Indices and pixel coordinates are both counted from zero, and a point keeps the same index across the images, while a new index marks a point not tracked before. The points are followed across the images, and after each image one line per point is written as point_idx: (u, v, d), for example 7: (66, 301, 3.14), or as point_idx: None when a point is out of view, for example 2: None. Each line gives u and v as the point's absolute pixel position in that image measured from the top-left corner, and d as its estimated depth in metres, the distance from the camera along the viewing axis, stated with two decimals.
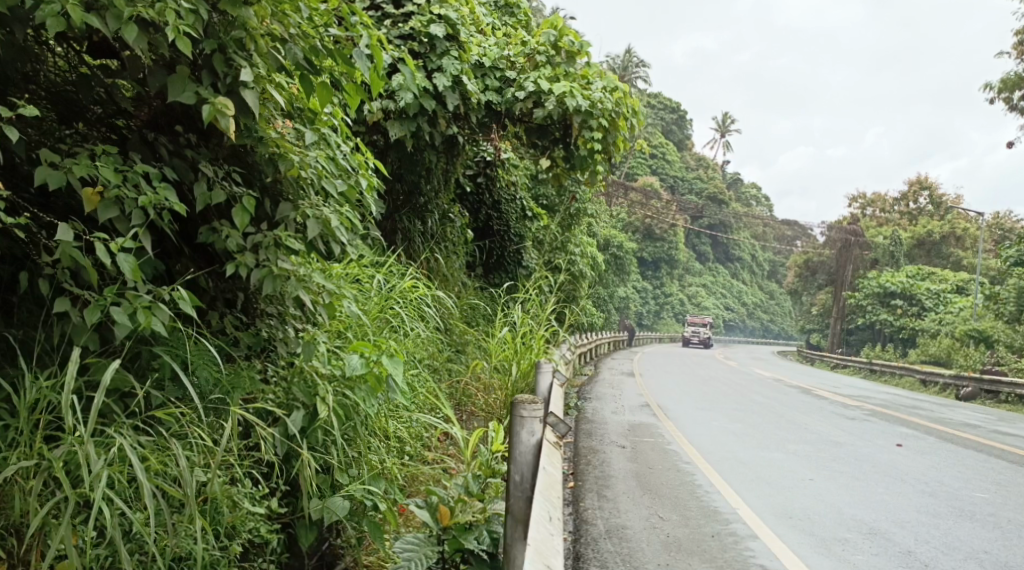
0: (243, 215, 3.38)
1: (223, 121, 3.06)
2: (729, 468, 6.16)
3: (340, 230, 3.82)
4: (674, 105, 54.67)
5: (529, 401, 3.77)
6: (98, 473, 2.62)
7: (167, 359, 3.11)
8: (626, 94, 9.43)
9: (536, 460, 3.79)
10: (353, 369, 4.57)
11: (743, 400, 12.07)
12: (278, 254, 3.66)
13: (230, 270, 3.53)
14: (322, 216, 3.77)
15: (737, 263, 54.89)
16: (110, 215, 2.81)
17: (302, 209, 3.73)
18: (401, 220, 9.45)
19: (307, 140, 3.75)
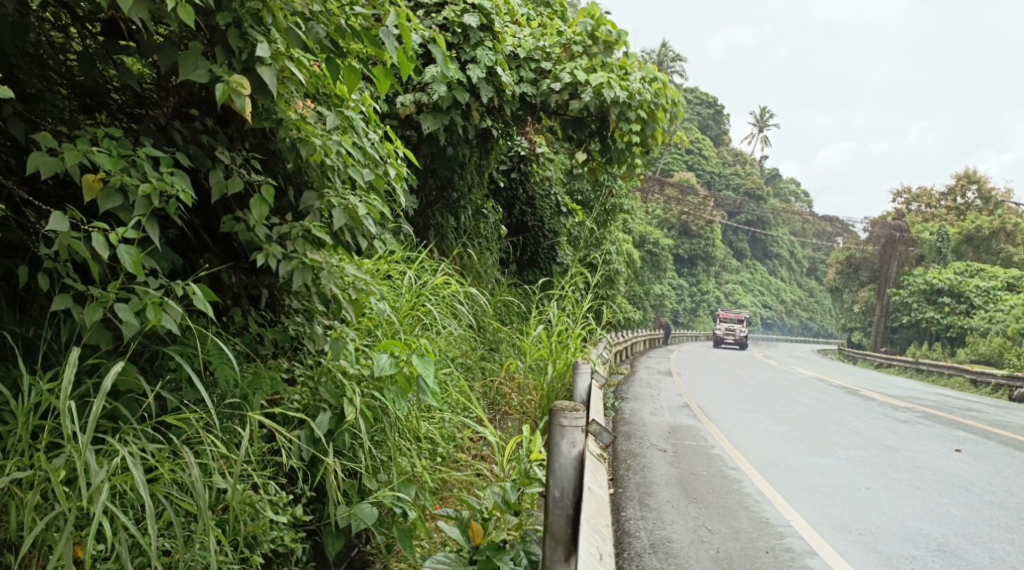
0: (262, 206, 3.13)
1: (237, 102, 2.87)
2: (779, 475, 5.86)
3: (368, 220, 3.60)
4: (711, 100, 54.01)
5: (569, 409, 3.51)
6: (98, 485, 2.42)
7: (179, 359, 2.91)
8: (666, 85, 9.11)
9: (579, 472, 3.52)
10: (382, 369, 4.37)
11: (787, 401, 11.70)
12: (303, 245, 3.44)
13: (259, 262, 3.28)
14: (351, 206, 3.56)
15: (775, 260, 54.08)
16: (112, 205, 2.67)
17: (329, 198, 3.52)
18: (433, 216, 9.25)
19: (331, 123, 3.49)
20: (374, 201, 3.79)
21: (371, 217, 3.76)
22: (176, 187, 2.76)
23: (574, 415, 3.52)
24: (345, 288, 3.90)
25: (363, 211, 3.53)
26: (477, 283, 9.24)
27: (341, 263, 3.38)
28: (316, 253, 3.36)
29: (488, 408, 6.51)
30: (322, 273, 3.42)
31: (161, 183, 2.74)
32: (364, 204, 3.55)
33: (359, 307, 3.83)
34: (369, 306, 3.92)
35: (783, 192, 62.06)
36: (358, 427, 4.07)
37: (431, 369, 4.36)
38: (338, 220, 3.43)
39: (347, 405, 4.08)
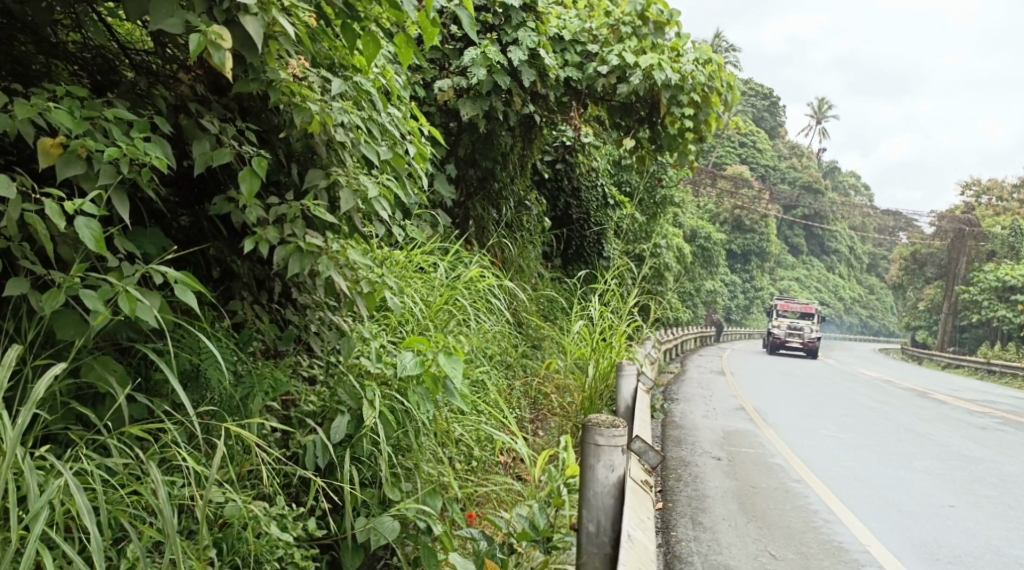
0: (253, 180, 2.73)
1: (217, 57, 2.53)
2: (856, 501, 5.35)
3: (381, 201, 3.19)
4: (766, 92, 52.88)
5: (607, 430, 3.22)
6: (35, 513, 2.09)
7: (156, 356, 2.53)
8: (721, 67, 8.57)
9: (617, 497, 3.30)
10: (406, 369, 3.97)
11: (850, 404, 11.07)
12: (305, 227, 3.05)
13: (248, 246, 2.91)
14: (361, 186, 3.18)
15: (832, 256, 52.62)
16: (71, 171, 2.37)
17: (336, 176, 3.14)
18: (475, 207, 8.73)
19: (334, 89, 3.09)
20: (388, 181, 3.40)
21: (384, 198, 3.34)
22: (149, 154, 2.45)
23: (613, 434, 3.25)
24: (356, 279, 3.52)
25: (375, 192, 3.15)
26: (520, 277, 8.80)
27: (350, 254, 3.05)
28: (323, 241, 3.03)
29: (528, 409, 6.07)
30: (326, 258, 3.01)
31: (132, 150, 2.44)
32: (382, 186, 3.20)
33: (374, 301, 3.46)
34: (387, 299, 3.54)
35: (841, 187, 60.41)
36: (378, 432, 3.73)
37: (461, 368, 3.94)
38: (346, 199, 3.06)
39: (366, 407, 3.76)
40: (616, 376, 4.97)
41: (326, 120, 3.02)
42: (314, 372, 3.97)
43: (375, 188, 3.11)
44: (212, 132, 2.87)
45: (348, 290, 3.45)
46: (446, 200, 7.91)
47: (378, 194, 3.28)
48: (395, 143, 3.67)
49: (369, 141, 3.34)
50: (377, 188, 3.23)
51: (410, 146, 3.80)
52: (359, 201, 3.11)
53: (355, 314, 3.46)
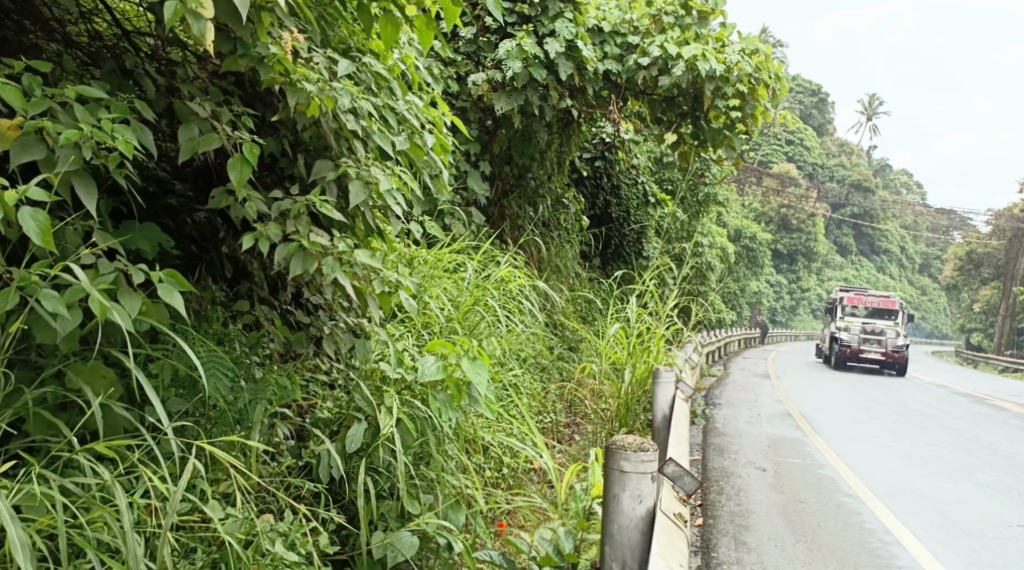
0: (244, 169, 2.60)
1: (196, 27, 2.36)
2: (917, 522, 5.05)
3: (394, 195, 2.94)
4: (814, 89, 51.86)
5: (634, 454, 2.98)
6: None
7: (127, 362, 2.36)
8: (768, 57, 8.19)
9: (646, 532, 3.05)
10: (427, 374, 3.74)
11: (903, 411, 10.60)
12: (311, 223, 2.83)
13: (246, 243, 2.70)
14: (372, 177, 2.95)
15: (883, 256, 51.31)
16: (29, 156, 2.35)
17: (345, 166, 2.92)
18: (509, 206, 8.45)
19: (340, 70, 2.86)
20: (403, 173, 3.16)
21: (399, 190, 3.10)
22: (115, 138, 2.42)
23: (641, 460, 3.01)
24: (369, 279, 3.29)
25: (389, 184, 2.92)
26: (555, 277, 8.54)
27: (357, 253, 2.83)
28: (330, 237, 2.82)
29: (560, 414, 5.83)
30: (332, 258, 2.76)
31: (97, 133, 2.40)
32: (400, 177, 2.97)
33: (389, 301, 3.24)
34: (404, 300, 3.32)
35: (891, 186, 59.00)
36: (396, 444, 3.50)
37: (485, 374, 3.73)
38: (357, 190, 2.84)
39: (383, 415, 3.54)
40: (653, 384, 4.70)
41: (328, 102, 2.80)
42: (331, 377, 3.76)
43: (390, 180, 2.89)
44: (204, 118, 2.73)
45: (362, 291, 3.24)
46: (480, 198, 7.67)
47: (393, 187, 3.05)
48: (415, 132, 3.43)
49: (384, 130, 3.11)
50: (391, 180, 3.00)
51: (431, 136, 3.56)
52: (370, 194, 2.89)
53: (369, 318, 3.24)
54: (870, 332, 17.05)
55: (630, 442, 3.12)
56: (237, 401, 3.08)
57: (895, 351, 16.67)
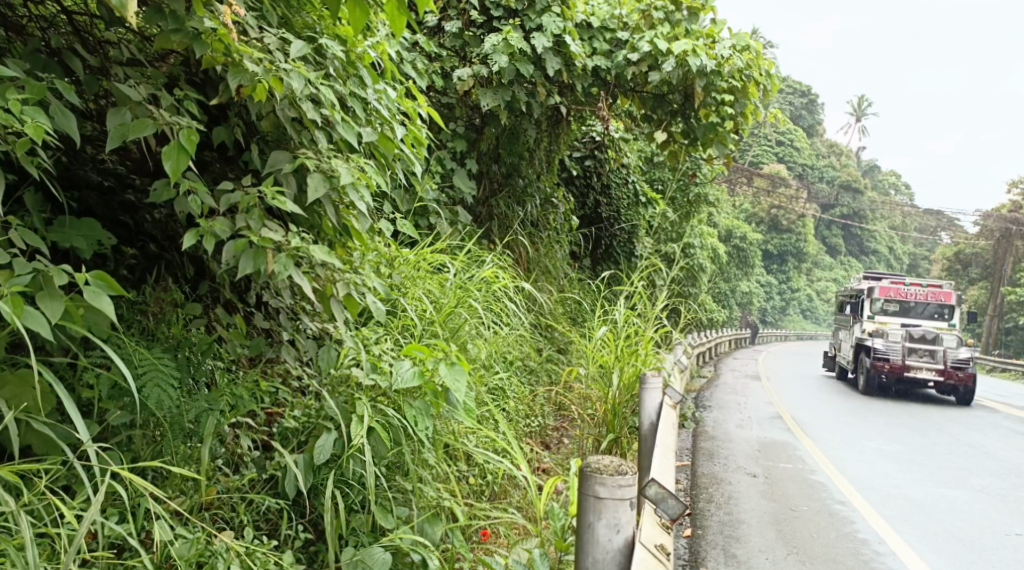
0: (180, 157, 2.60)
1: None
2: (912, 532, 4.87)
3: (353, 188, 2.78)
4: (805, 90, 51.88)
5: (610, 479, 2.78)
6: None
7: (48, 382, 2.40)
8: (759, 53, 8.02)
9: (623, 564, 2.86)
10: (402, 380, 3.55)
11: (897, 414, 10.43)
12: (263, 218, 2.69)
13: (190, 241, 2.58)
14: (332, 169, 2.80)
15: (873, 257, 51.31)
16: None
17: (302, 158, 2.77)
18: (498, 206, 8.21)
19: (295, 51, 2.74)
20: (370, 166, 3.00)
21: (361, 182, 2.94)
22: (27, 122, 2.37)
23: (619, 485, 2.80)
24: (334, 279, 3.11)
25: (351, 177, 2.76)
26: (545, 278, 8.33)
27: (315, 252, 2.66)
28: (285, 236, 2.68)
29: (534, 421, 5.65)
30: (283, 255, 2.62)
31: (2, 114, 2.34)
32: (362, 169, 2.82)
33: (356, 302, 3.07)
34: (372, 302, 3.15)
35: (881, 187, 58.98)
36: (367, 456, 3.30)
37: (463, 381, 3.55)
38: (314, 183, 2.69)
39: (354, 424, 3.35)
40: (640, 390, 4.50)
41: (274, 85, 2.68)
42: (300, 383, 3.58)
43: (351, 173, 2.73)
44: (137, 103, 2.66)
45: (325, 292, 3.07)
46: (466, 197, 7.48)
47: (357, 180, 2.90)
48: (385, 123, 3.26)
49: (347, 119, 2.97)
50: (354, 173, 2.84)
51: (404, 127, 3.39)
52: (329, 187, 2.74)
53: (335, 319, 3.07)
54: (914, 338, 12.68)
55: (605, 465, 2.92)
56: (185, 414, 2.99)
57: (953, 368, 12.02)
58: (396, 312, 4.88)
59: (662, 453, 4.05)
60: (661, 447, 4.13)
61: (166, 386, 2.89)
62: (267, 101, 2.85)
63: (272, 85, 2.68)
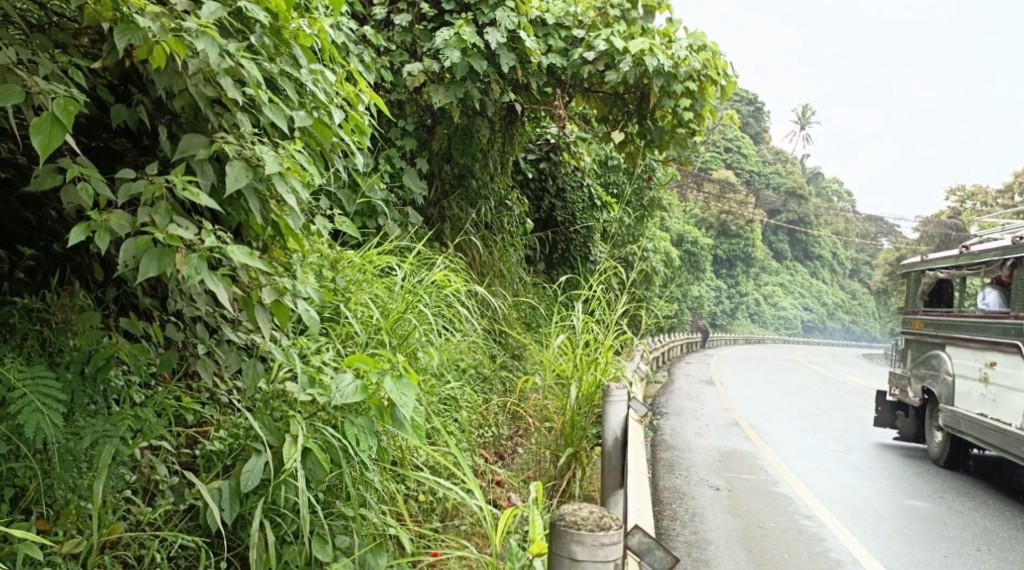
0: (55, 135, 2.37)
1: None
2: (882, 548, 4.63)
3: (279, 180, 2.52)
4: (752, 97, 52.51)
5: (590, 538, 2.48)
6: None
7: None
8: (715, 54, 7.79)
9: None
10: (343, 395, 3.22)
11: (852, 419, 10.35)
12: (169, 215, 2.42)
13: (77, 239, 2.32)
14: (255, 157, 2.55)
15: (817, 262, 52.19)
16: None
17: (220, 144, 2.51)
18: (450, 207, 7.88)
19: (207, 13, 2.50)
20: (303, 155, 2.71)
21: (291, 170, 2.67)
22: None
23: (599, 544, 2.50)
24: (257, 286, 2.81)
25: (277, 167, 2.50)
26: (500, 282, 7.98)
27: (236, 254, 2.41)
28: (201, 236, 2.43)
29: (482, 433, 5.38)
30: (188, 258, 2.36)
31: None
32: (290, 158, 2.59)
33: (289, 309, 2.77)
34: (305, 311, 2.84)
35: (825, 191, 59.78)
36: (301, 482, 2.96)
37: (412, 397, 3.27)
38: (235, 173, 2.45)
39: (286, 446, 3.02)
40: (602, 403, 4.19)
41: (177, 49, 2.41)
42: (228, 397, 3.27)
43: (279, 162, 2.48)
44: (9, 70, 2.42)
45: (251, 298, 2.77)
46: (417, 198, 7.15)
47: (287, 171, 2.63)
48: (321, 108, 2.98)
49: (275, 102, 2.70)
50: (281, 161, 2.58)
51: (343, 113, 3.11)
52: (253, 179, 2.50)
53: (262, 327, 2.78)
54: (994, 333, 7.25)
55: (589, 516, 2.61)
56: (81, 442, 2.73)
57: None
58: (340, 318, 4.55)
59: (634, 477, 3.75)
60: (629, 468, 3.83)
61: (56, 420, 2.65)
62: (179, 76, 2.56)
63: (173, 46, 2.40)
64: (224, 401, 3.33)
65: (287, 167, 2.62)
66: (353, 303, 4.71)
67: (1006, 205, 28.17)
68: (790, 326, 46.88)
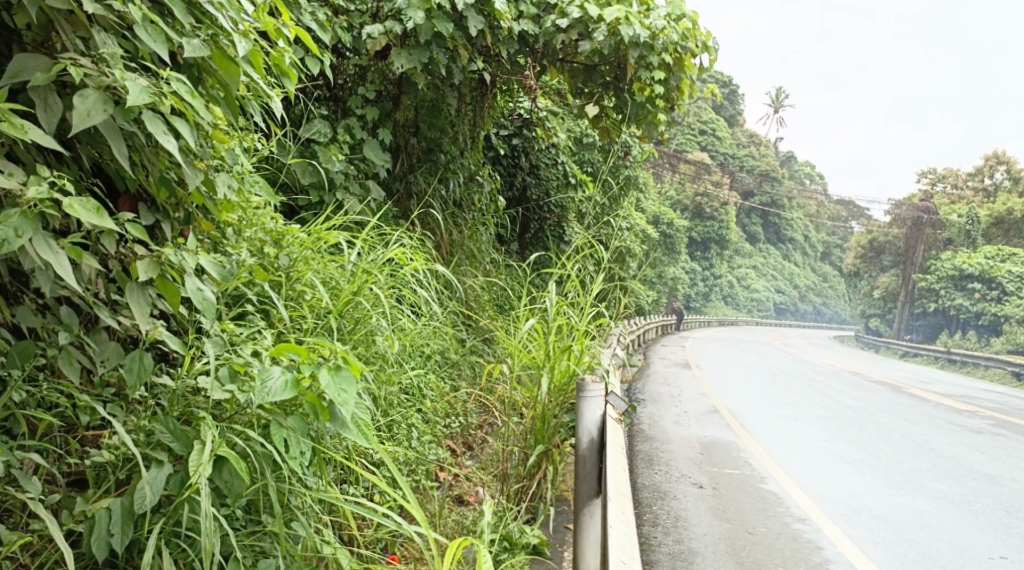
0: None
1: None
2: (886, 555, 4.20)
3: (149, 119, 2.54)
4: (728, 78, 52.14)
5: None
6: None
7: None
8: (696, 24, 7.25)
9: None
10: (271, 390, 2.73)
11: (836, 404, 9.97)
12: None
13: None
14: (114, 85, 2.53)
15: (788, 244, 52.44)
16: None
17: (63, 67, 2.44)
18: (417, 181, 7.25)
19: None
20: (182, 88, 2.65)
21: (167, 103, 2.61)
22: None
23: None
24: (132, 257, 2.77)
25: (136, 99, 2.45)
26: (469, 263, 7.45)
27: (75, 213, 2.40)
28: (27, 189, 2.38)
29: (443, 425, 4.91)
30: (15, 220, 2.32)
31: None
32: (166, 90, 2.57)
33: (176, 288, 2.74)
34: (193, 289, 2.77)
35: (799, 173, 59.67)
36: (206, 501, 2.46)
37: (353, 393, 2.78)
38: (88, 105, 2.46)
39: (192, 455, 2.53)
40: (578, 398, 3.69)
41: None
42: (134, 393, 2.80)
43: (141, 92, 2.47)
44: None
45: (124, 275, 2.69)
46: (379, 171, 6.55)
47: (166, 105, 2.61)
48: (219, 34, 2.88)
49: (153, 24, 2.65)
50: (150, 90, 2.53)
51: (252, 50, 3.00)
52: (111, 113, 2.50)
53: (141, 317, 2.68)
54: None
55: None
56: None
57: None
58: (281, 302, 4.04)
59: (616, 504, 3.52)
60: (614, 491, 3.51)
61: None
62: None
63: None
64: (131, 398, 2.84)
65: (161, 99, 2.60)
66: (297, 283, 4.21)
67: (978, 188, 28.07)
68: (761, 308, 46.84)
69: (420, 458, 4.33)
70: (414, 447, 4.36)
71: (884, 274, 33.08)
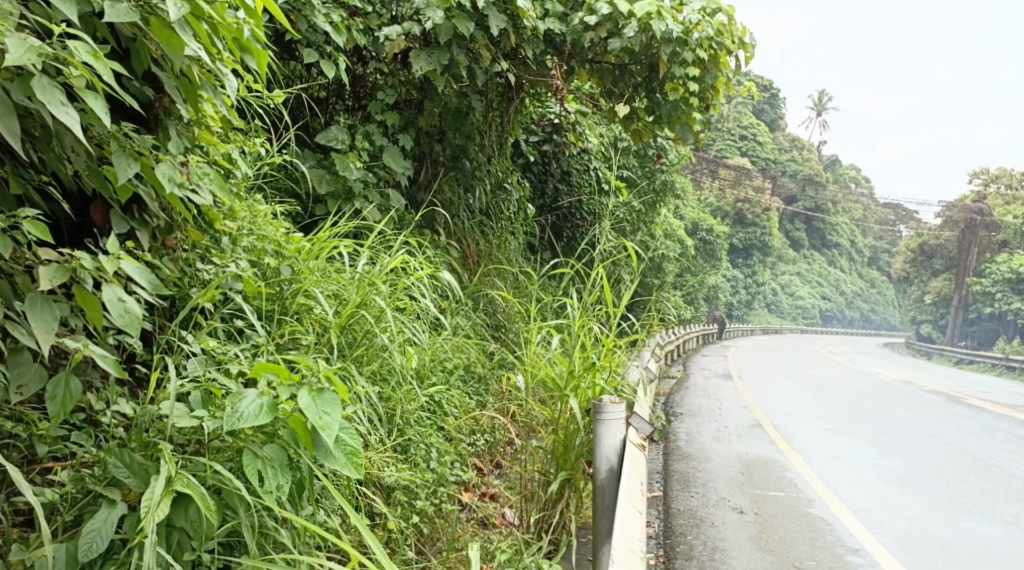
0: None
1: None
2: None
3: (41, 86, 2.31)
4: (768, 83, 51.27)
5: None
6: None
7: None
8: (731, 18, 6.85)
9: None
10: (246, 410, 2.44)
11: (889, 416, 9.41)
12: None
13: None
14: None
15: (833, 250, 51.26)
16: None
17: None
18: (443, 189, 6.89)
19: None
20: (87, 49, 2.41)
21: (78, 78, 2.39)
22: None
23: None
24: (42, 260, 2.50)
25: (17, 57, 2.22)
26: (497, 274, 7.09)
27: None
28: None
29: (465, 443, 4.57)
30: None
31: None
32: (67, 56, 2.34)
33: (92, 299, 2.47)
34: (112, 296, 2.51)
35: (843, 179, 58.54)
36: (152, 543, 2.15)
37: (337, 416, 2.45)
38: None
39: (145, 491, 2.23)
40: (595, 422, 3.58)
41: None
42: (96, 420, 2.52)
43: (24, 49, 2.25)
44: None
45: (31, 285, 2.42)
46: (401, 179, 6.18)
47: (76, 78, 2.40)
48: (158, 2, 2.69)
49: None
50: (40, 51, 2.31)
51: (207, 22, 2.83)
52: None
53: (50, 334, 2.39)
54: None
55: None
56: None
57: None
58: (281, 318, 3.73)
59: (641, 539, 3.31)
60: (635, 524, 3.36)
61: None
62: None
63: None
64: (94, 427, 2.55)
65: (67, 70, 2.39)
66: (300, 295, 3.84)
67: None
68: (806, 315, 45.75)
69: (439, 480, 3.98)
70: (433, 469, 3.99)
71: (933, 279, 32.07)
